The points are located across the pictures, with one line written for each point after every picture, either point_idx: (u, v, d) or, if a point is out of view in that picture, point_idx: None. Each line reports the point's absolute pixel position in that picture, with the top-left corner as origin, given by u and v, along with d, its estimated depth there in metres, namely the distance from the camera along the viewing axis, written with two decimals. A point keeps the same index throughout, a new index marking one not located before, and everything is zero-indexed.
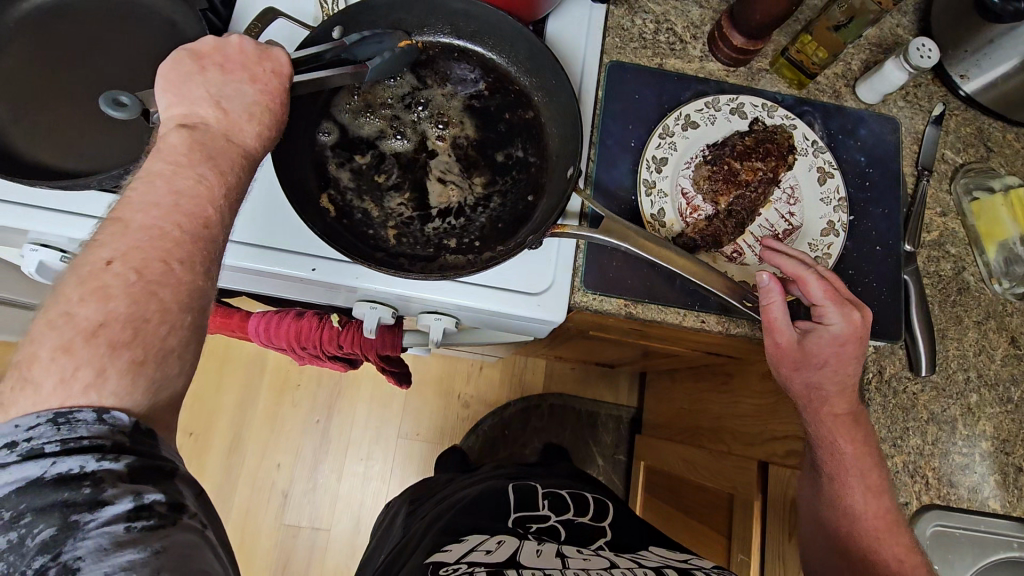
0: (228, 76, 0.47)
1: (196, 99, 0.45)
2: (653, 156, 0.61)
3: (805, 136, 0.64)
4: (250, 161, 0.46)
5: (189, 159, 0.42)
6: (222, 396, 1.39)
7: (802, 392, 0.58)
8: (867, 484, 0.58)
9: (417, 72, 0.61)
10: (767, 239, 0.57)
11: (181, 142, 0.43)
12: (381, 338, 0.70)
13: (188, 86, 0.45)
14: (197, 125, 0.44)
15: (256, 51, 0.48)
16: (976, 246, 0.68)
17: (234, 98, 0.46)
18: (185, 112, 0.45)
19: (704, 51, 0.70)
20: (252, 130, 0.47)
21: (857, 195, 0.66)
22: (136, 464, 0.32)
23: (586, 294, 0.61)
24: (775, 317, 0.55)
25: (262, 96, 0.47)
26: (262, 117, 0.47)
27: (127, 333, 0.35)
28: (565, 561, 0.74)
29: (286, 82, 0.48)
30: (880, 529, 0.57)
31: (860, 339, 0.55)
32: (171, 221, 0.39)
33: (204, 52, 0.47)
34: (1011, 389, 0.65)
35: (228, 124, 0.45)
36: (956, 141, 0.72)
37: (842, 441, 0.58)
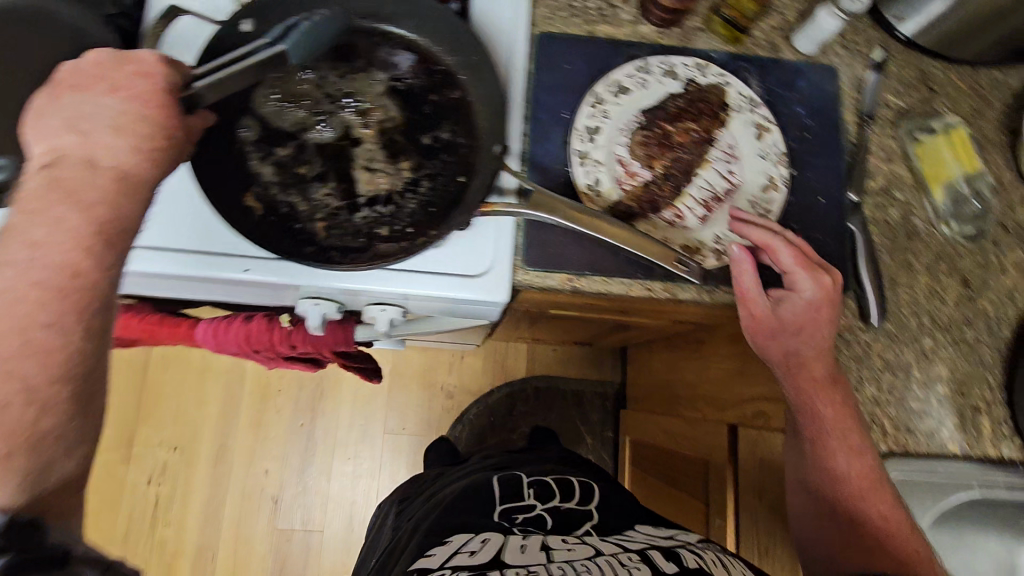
0: (86, 95, 0.42)
1: (53, 130, 0.41)
2: (585, 126, 0.60)
3: (741, 93, 0.63)
4: (132, 179, 0.42)
5: (41, 203, 0.39)
6: (204, 406, 1.38)
7: (779, 360, 0.58)
8: (849, 446, 0.58)
9: (335, 59, 0.59)
10: (735, 211, 0.58)
11: (39, 186, 0.39)
12: (331, 333, 0.68)
13: (45, 120, 0.41)
14: (59, 158, 0.41)
15: (115, 58, 0.43)
16: (924, 190, 0.67)
17: (93, 116, 0.41)
18: (49, 147, 0.41)
19: (635, 14, 0.68)
20: (124, 145, 0.42)
21: (799, 149, 0.65)
22: None
23: (527, 272, 0.60)
24: (747, 288, 0.56)
25: (127, 103, 0.42)
26: (131, 127, 0.42)
27: None
28: (549, 555, 0.72)
29: (156, 81, 0.43)
30: (863, 488, 0.58)
31: (831, 303, 0.57)
32: (27, 280, 0.37)
33: (62, 78, 0.43)
34: (965, 330, 0.65)
35: (94, 145, 0.41)
36: (899, 85, 0.71)
37: (821, 405, 0.57)
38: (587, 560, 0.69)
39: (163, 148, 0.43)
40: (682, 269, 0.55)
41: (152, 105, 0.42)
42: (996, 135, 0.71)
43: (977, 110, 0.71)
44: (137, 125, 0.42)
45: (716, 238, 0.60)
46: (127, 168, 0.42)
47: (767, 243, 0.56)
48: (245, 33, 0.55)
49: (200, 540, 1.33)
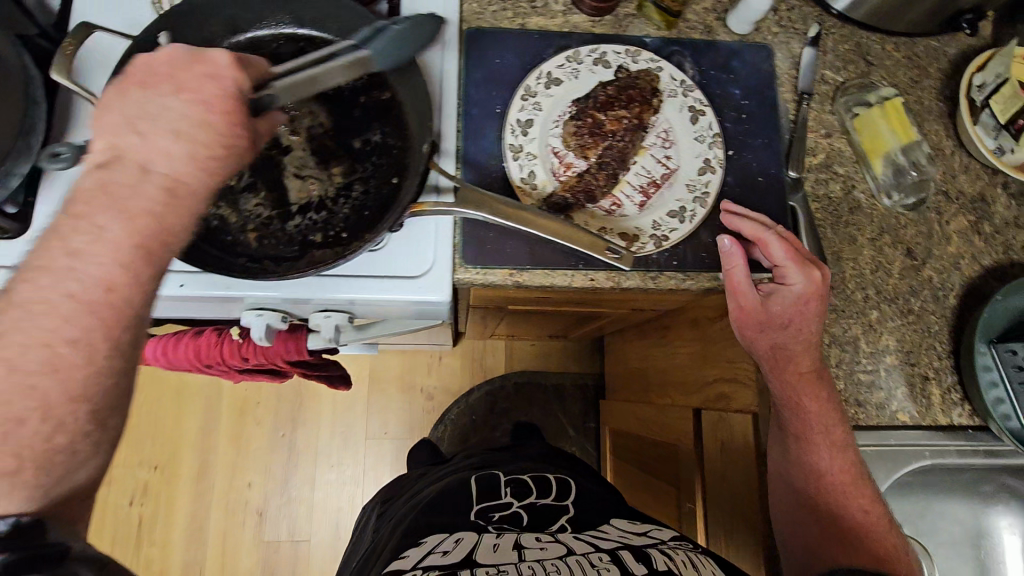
0: (150, 93, 0.42)
1: (116, 127, 0.40)
2: (517, 119, 0.60)
3: (673, 77, 0.63)
4: (183, 189, 0.41)
5: (89, 207, 0.38)
6: (183, 423, 1.37)
7: (765, 353, 0.59)
8: (832, 442, 0.59)
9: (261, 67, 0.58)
10: (727, 203, 0.59)
11: (90, 186, 0.39)
12: (283, 343, 0.68)
13: (108, 116, 0.41)
14: (115, 159, 0.40)
15: (186, 58, 0.43)
16: (864, 164, 0.67)
17: (157, 114, 0.41)
18: (109, 144, 0.40)
19: (566, 5, 0.67)
20: (183, 150, 0.41)
21: (735, 130, 0.65)
22: (14, 558, 0.30)
23: (467, 269, 0.60)
24: (737, 280, 0.58)
25: (191, 105, 0.42)
26: (188, 136, 0.41)
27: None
28: (521, 553, 0.65)
29: (228, 87, 0.43)
30: (844, 483, 0.60)
31: (820, 297, 0.58)
32: (63, 292, 0.36)
33: (131, 75, 0.42)
34: (911, 300, 0.65)
35: (152, 148, 0.40)
36: (835, 60, 0.71)
37: (807, 399, 0.58)
38: (556, 559, 0.63)
39: (214, 157, 0.42)
40: (612, 256, 0.54)
41: (225, 120, 0.42)
42: (934, 104, 0.71)
43: (915, 80, 0.71)
44: (192, 130, 0.41)
45: (654, 225, 0.59)
46: (182, 177, 0.41)
47: (758, 237, 0.57)
48: (164, 47, 0.55)
49: (188, 555, 1.32)
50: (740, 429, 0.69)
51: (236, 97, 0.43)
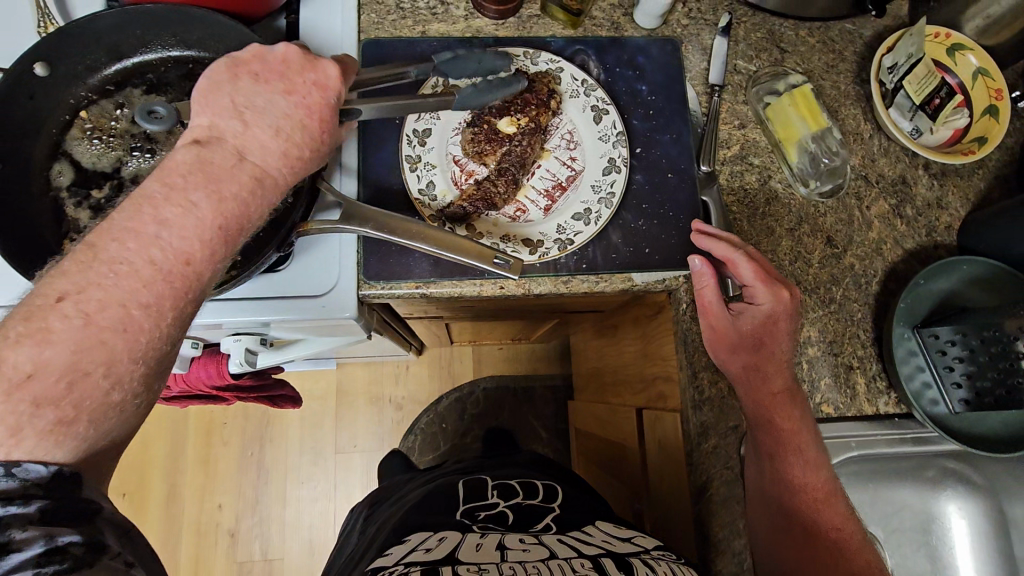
0: (261, 86, 0.45)
1: (222, 109, 0.43)
2: (414, 130, 0.59)
3: (574, 76, 0.62)
4: (269, 180, 0.44)
5: (185, 181, 0.40)
6: (151, 447, 1.36)
7: (739, 374, 0.58)
8: (806, 459, 0.56)
9: (150, 93, 0.59)
10: (697, 222, 0.58)
11: (187, 161, 0.41)
12: (205, 366, 0.67)
13: (219, 97, 0.44)
14: (213, 140, 0.42)
15: (297, 60, 0.47)
16: (779, 152, 0.66)
17: (262, 109, 0.44)
18: (209, 123, 0.43)
19: (468, 9, 0.67)
20: (277, 146, 0.44)
21: (642, 126, 0.64)
22: (49, 508, 0.31)
23: (371, 285, 0.59)
24: (709, 302, 0.57)
25: (295, 108, 0.45)
26: (287, 134, 0.45)
27: (61, 386, 0.33)
28: (502, 554, 0.62)
29: (328, 98, 0.47)
30: (819, 501, 0.56)
31: (789, 316, 0.57)
32: (145, 257, 0.37)
33: (242, 61, 0.46)
34: (833, 289, 0.64)
35: (253, 138, 0.43)
36: (748, 49, 0.70)
37: (780, 417, 0.56)
38: (538, 562, 0.59)
39: (303, 158, 0.46)
40: (501, 267, 0.53)
41: (315, 121, 0.46)
42: (850, 88, 0.70)
43: (829, 64, 0.71)
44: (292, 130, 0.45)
45: (559, 229, 0.58)
46: (268, 170, 0.44)
47: (728, 257, 0.56)
48: (43, 78, 0.55)
49: None
50: (672, 429, 0.67)
51: (325, 103, 0.47)
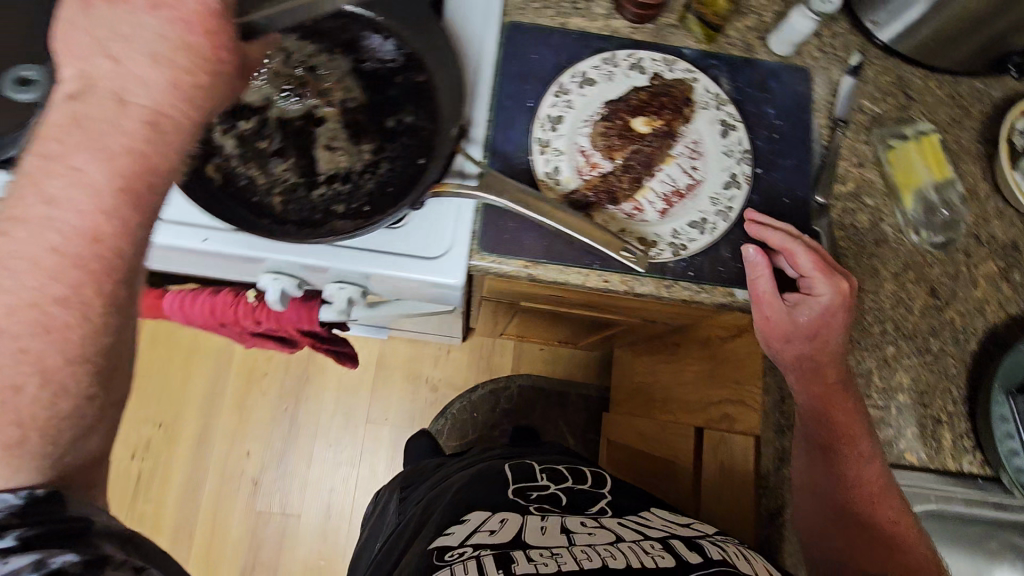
0: (110, 7, 0.35)
1: (88, 50, 0.35)
2: (547, 115, 0.61)
3: (708, 89, 0.63)
4: (167, 124, 0.36)
5: (61, 145, 0.34)
6: (190, 386, 1.40)
7: (791, 363, 0.59)
8: (860, 453, 0.58)
9: (304, 39, 0.60)
10: (750, 211, 0.59)
11: (63, 120, 0.34)
12: (297, 309, 0.69)
13: (77, 36, 0.35)
14: (83, 89, 0.35)
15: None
16: (895, 197, 0.66)
17: (130, 39, 0.35)
18: (80, 72, 0.35)
19: (608, 9, 0.68)
20: (159, 77, 0.35)
21: (765, 148, 0.64)
22: (27, 535, 0.33)
23: (483, 257, 0.60)
24: (762, 292, 0.57)
25: (172, 27, 0.35)
26: (167, 57, 0.35)
27: None
28: (570, 538, 0.63)
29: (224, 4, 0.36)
30: (872, 493, 0.58)
31: (846, 308, 0.57)
32: (44, 245, 0.33)
33: None
34: (930, 340, 0.64)
35: (123, 74, 0.35)
36: (875, 91, 0.70)
37: (836, 410, 0.58)
38: (607, 545, 0.61)
39: (189, 83, 0.36)
40: (629, 257, 0.54)
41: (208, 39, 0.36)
42: (973, 145, 0.70)
43: (955, 119, 0.70)
44: (179, 53, 0.36)
45: (674, 234, 0.59)
46: (164, 109, 0.36)
47: (787, 246, 0.57)
48: None
49: (179, 519, 1.34)
50: (741, 452, 0.68)
51: (217, 7, 0.36)
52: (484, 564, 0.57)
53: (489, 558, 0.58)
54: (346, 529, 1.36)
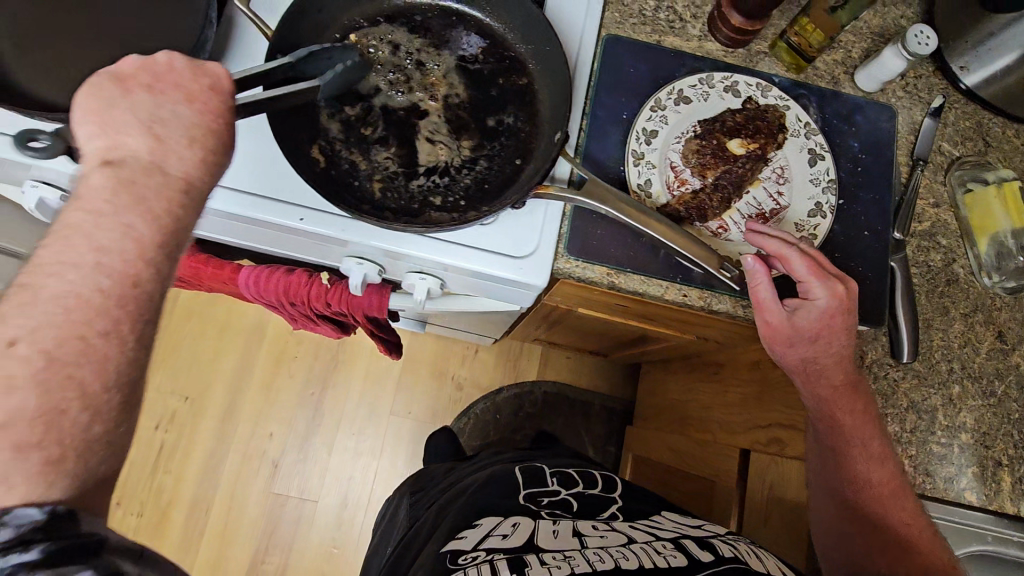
0: (160, 96, 0.41)
1: (123, 126, 0.40)
2: (643, 128, 0.62)
3: (799, 117, 0.64)
4: (195, 191, 0.41)
5: (113, 205, 0.37)
6: (219, 363, 1.40)
7: (795, 368, 0.59)
8: (870, 452, 0.59)
9: (413, 35, 0.61)
10: (751, 222, 0.57)
11: (105, 184, 0.38)
12: (369, 295, 0.71)
13: (113, 114, 0.40)
14: (124, 159, 0.39)
15: (191, 67, 0.42)
16: (968, 239, 0.68)
17: (170, 121, 0.41)
18: (111, 142, 0.39)
19: (702, 31, 0.69)
20: (195, 157, 0.41)
21: (848, 180, 0.66)
22: (51, 551, 0.30)
23: (569, 260, 0.61)
24: (763, 298, 0.57)
25: (201, 116, 0.42)
26: (204, 140, 0.42)
27: (37, 432, 0.31)
28: (582, 541, 0.63)
29: (227, 98, 0.43)
30: (883, 494, 0.59)
31: (844, 311, 0.57)
32: (92, 285, 0.35)
33: (122, 73, 0.41)
34: (995, 382, 0.65)
35: (171, 153, 0.40)
36: (955, 134, 0.71)
37: (842, 413, 0.59)
38: (620, 547, 0.61)
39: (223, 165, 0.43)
40: (726, 274, 0.57)
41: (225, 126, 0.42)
42: None
43: None
44: (207, 138, 0.42)
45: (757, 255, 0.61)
46: (193, 179, 0.41)
47: (782, 253, 0.56)
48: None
49: (197, 492, 1.34)
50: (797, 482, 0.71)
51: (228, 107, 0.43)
52: (499, 568, 0.57)
53: (503, 563, 0.58)
54: (362, 519, 1.36)
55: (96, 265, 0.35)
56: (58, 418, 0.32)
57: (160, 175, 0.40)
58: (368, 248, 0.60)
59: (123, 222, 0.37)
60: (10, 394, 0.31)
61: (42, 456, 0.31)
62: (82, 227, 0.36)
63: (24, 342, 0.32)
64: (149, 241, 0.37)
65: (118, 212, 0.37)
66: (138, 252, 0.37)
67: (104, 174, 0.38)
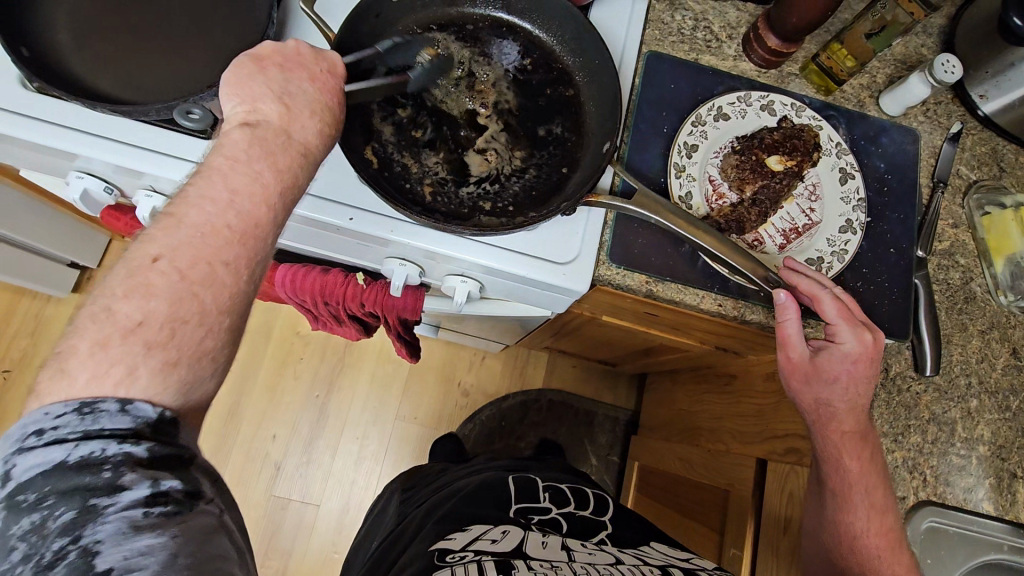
0: (289, 74, 0.45)
1: (259, 96, 0.44)
2: (684, 142, 0.64)
3: (830, 137, 0.67)
4: (312, 157, 0.45)
5: (248, 155, 0.41)
6: (223, 363, 1.39)
7: (810, 406, 0.61)
8: (873, 503, 0.60)
9: (464, 43, 0.62)
10: (786, 259, 0.60)
11: (242, 139, 0.41)
12: (404, 297, 0.71)
13: (252, 84, 0.44)
14: (260, 122, 0.43)
15: (313, 51, 0.47)
16: (985, 258, 0.71)
17: (297, 95, 0.45)
18: (251, 109, 0.43)
19: (738, 51, 0.71)
20: (316, 127, 0.45)
21: (875, 199, 0.69)
22: (155, 451, 0.32)
23: (610, 267, 0.63)
24: (788, 333, 0.59)
25: (321, 94, 0.46)
26: (322, 114, 0.46)
27: (164, 333, 0.35)
28: (570, 555, 0.64)
29: (342, 80, 0.48)
30: (879, 548, 0.59)
31: (869, 359, 0.59)
32: (224, 221, 0.38)
33: (259, 53, 0.45)
34: (1010, 397, 0.68)
35: (297, 119, 0.44)
36: (971, 159, 0.74)
37: (849, 459, 0.59)
38: (608, 566, 0.62)
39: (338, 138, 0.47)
40: (768, 285, 0.58)
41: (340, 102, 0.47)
42: None
43: None
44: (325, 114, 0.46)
45: None
46: (310, 146, 0.45)
47: (814, 294, 0.58)
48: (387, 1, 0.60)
49: None
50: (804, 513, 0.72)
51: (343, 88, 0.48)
52: (485, 569, 0.57)
53: (490, 564, 0.58)
54: None
55: (230, 203, 0.39)
56: (180, 327, 0.35)
57: (286, 138, 0.43)
58: (410, 249, 0.60)
59: (253, 169, 0.40)
60: (149, 299, 0.35)
61: (163, 358, 0.34)
62: (221, 169, 0.40)
63: (167, 258, 0.36)
64: (273, 187, 0.41)
65: (251, 161, 0.41)
66: (263, 197, 0.40)
67: (242, 132, 0.42)
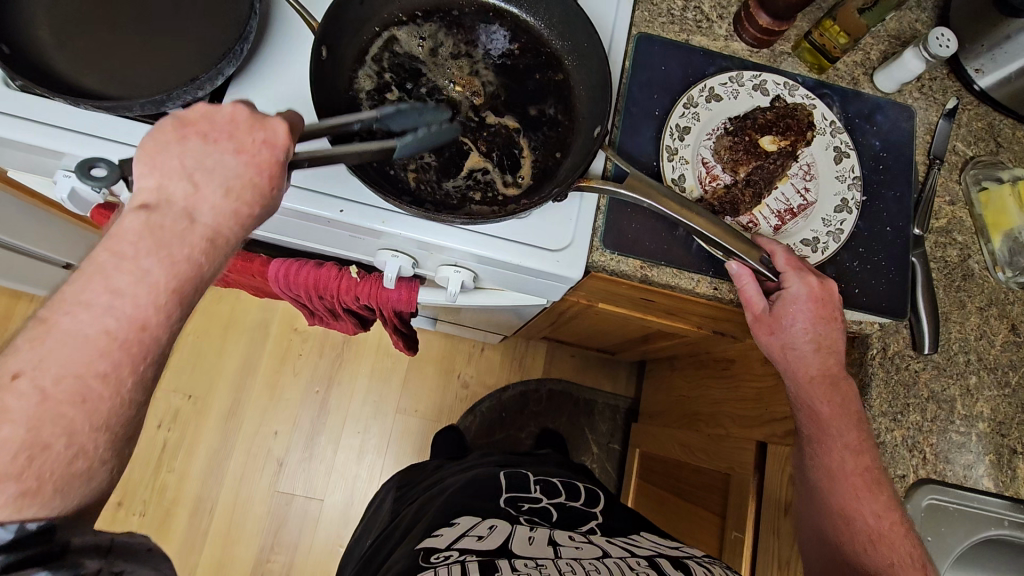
0: (211, 146, 0.44)
1: (169, 171, 0.43)
2: (676, 124, 0.63)
3: (824, 116, 0.66)
4: (222, 241, 0.44)
5: (135, 249, 0.40)
6: (222, 360, 1.39)
7: (778, 355, 0.62)
8: (848, 444, 0.60)
9: (449, 30, 0.62)
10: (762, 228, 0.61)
11: (136, 229, 0.40)
12: (398, 287, 0.70)
13: (163, 157, 0.43)
14: (159, 204, 0.42)
15: (249, 120, 0.45)
16: (983, 235, 0.70)
17: (212, 170, 0.43)
18: (156, 186, 0.42)
19: (729, 31, 0.71)
20: (228, 208, 0.44)
21: (870, 178, 0.68)
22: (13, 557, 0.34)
23: (604, 253, 0.62)
24: (749, 291, 0.60)
25: (247, 169, 0.44)
26: (240, 193, 0.44)
27: (18, 464, 0.34)
28: (556, 550, 0.64)
29: (280, 154, 0.45)
30: (857, 487, 0.59)
31: (825, 302, 0.59)
32: (100, 327, 0.38)
33: (191, 118, 0.44)
34: (1009, 373, 0.67)
35: (203, 200, 0.43)
36: (968, 134, 0.73)
37: (819, 402, 0.60)
38: (594, 560, 0.62)
39: (254, 216, 0.45)
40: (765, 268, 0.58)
41: (266, 177, 0.44)
42: None
43: None
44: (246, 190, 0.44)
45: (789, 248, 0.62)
46: (221, 230, 0.43)
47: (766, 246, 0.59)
48: None
49: (200, 490, 1.32)
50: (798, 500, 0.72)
51: (279, 161, 0.45)
52: (469, 569, 0.56)
53: (474, 564, 0.57)
54: None
55: (108, 308, 0.38)
56: (38, 455, 0.35)
57: (187, 224, 0.42)
58: (401, 239, 0.59)
59: (140, 267, 0.40)
60: None
61: (18, 488, 0.34)
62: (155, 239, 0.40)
63: (26, 377, 0.36)
64: (163, 285, 0.40)
65: (138, 257, 0.40)
66: (150, 298, 0.40)
67: (136, 219, 0.41)
